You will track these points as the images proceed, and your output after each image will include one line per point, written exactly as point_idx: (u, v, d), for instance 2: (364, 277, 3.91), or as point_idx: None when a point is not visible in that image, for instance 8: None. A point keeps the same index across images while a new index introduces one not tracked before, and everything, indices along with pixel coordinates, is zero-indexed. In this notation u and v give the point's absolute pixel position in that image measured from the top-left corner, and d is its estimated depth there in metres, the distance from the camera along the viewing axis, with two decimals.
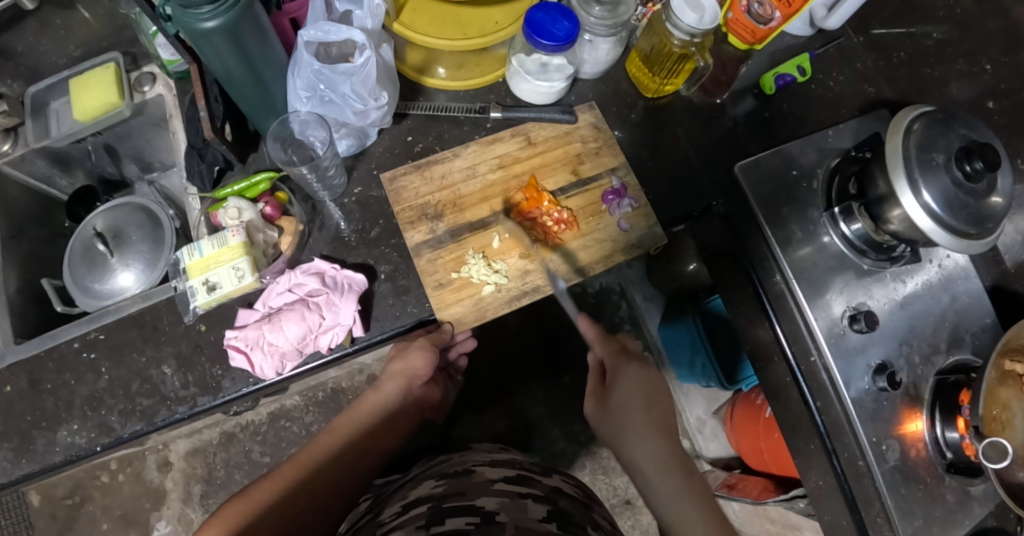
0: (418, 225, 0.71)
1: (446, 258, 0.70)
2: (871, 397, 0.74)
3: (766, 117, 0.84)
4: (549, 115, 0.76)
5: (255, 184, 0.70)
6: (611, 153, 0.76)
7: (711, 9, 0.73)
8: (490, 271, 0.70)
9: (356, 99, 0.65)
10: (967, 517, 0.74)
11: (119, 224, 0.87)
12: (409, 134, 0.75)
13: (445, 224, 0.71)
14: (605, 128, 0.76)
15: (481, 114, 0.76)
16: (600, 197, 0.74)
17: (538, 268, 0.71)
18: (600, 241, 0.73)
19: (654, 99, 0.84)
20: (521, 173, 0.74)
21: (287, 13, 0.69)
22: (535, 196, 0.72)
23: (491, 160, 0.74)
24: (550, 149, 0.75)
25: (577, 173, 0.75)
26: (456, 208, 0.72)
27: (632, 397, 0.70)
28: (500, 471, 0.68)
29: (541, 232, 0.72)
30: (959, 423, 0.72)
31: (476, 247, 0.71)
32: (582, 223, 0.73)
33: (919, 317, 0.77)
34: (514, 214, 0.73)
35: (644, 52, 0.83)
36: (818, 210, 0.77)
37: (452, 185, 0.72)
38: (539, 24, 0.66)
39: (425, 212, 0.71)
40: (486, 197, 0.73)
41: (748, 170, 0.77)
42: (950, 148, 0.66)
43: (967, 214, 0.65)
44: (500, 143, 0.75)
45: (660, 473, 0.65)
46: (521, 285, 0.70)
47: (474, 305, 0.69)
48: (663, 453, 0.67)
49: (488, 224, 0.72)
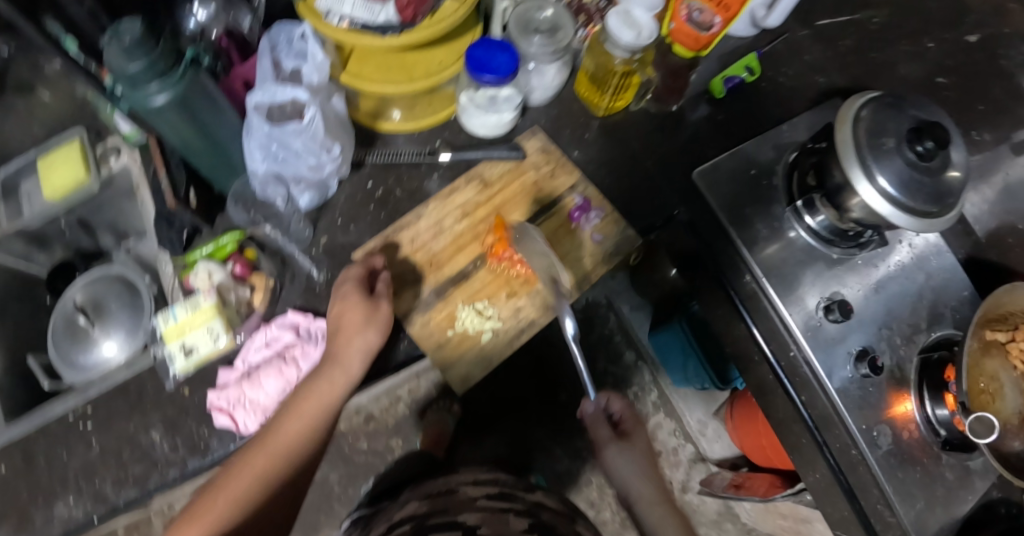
0: (403, 294, 0.71)
1: (437, 317, 0.71)
2: (855, 386, 0.75)
3: (722, 119, 0.85)
4: (498, 153, 0.77)
5: (223, 246, 0.70)
6: (567, 171, 0.77)
7: (648, 25, 0.74)
8: (483, 319, 0.71)
9: (309, 154, 0.67)
10: (969, 493, 0.75)
11: (99, 296, 0.87)
12: (370, 180, 0.76)
13: (428, 282, 0.72)
14: (554, 149, 0.77)
15: (432, 157, 0.77)
16: (567, 217, 0.75)
17: (527, 303, 0.72)
18: (578, 259, 0.74)
19: (604, 116, 0.84)
20: (485, 213, 0.75)
21: (237, 76, 0.72)
22: (505, 235, 0.72)
23: (454, 211, 0.75)
24: (508, 183, 0.76)
25: (538, 201, 0.76)
26: (434, 266, 0.73)
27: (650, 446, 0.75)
28: (484, 489, 0.67)
29: (518, 267, 0.72)
30: (948, 400, 0.73)
31: (464, 299, 0.72)
32: (558, 247, 0.74)
33: (896, 299, 0.78)
34: (489, 259, 0.73)
35: (590, 71, 0.82)
36: (781, 205, 0.78)
37: (423, 246, 0.73)
38: (480, 60, 0.68)
39: (405, 279, 0.72)
40: (459, 248, 0.73)
41: (706, 175, 0.79)
42: (898, 132, 0.68)
43: (925, 195, 0.66)
44: (459, 193, 0.75)
45: (647, 502, 0.69)
46: (516, 323, 0.72)
47: (476, 355, 0.70)
48: (649, 480, 0.71)
49: (467, 274, 0.72)
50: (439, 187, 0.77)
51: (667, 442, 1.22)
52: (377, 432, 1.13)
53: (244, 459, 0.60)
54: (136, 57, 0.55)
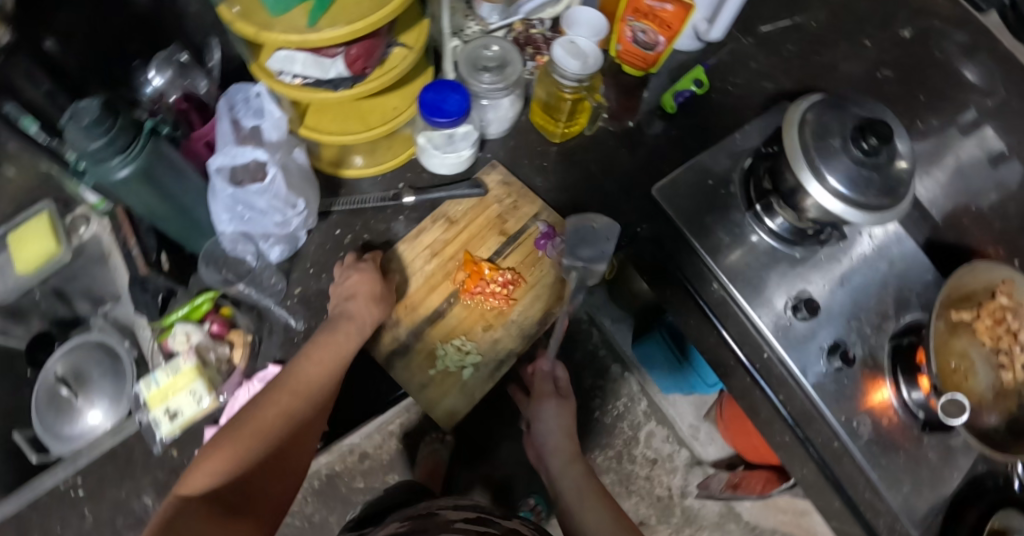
0: (382, 338, 0.74)
1: (417, 359, 0.74)
2: (830, 379, 0.77)
3: (678, 134, 0.87)
4: (460, 192, 0.79)
5: (198, 306, 0.73)
6: (529, 201, 0.80)
7: (592, 54, 0.77)
8: (463, 356, 0.74)
9: (275, 212, 0.69)
10: (953, 470, 0.77)
11: (80, 366, 0.87)
12: (338, 227, 0.78)
13: (405, 325, 0.74)
14: (513, 181, 0.80)
15: (396, 201, 0.79)
16: (534, 245, 0.78)
17: (504, 333, 0.75)
18: (548, 285, 0.77)
19: (560, 142, 0.86)
20: (454, 249, 0.77)
21: (199, 138, 0.73)
22: (474, 271, 0.75)
23: (424, 252, 0.77)
24: (473, 219, 0.79)
25: (505, 233, 0.78)
26: (409, 308, 0.75)
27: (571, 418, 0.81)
28: (463, 513, 0.71)
29: (490, 301, 0.75)
30: (922, 383, 0.75)
31: (441, 337, 0.74)
32: (527, 276, 0.77)
33: (862, 291, 0.81)
34: (462, 294, 0.75)
35: (543, 101, 0.84)
36: (740, 211, 0.81)
37: (397, 290, 0.75)
38: (433, 104, 0.70)
39: (382, 325, 0.74)
40: (432, 287, 0.76)
41: (666, 192, 0.81)
42: (843, 132, 0.70)
43: (874, 190, 0.69)
44: (426, 233, 0.78)
45: (556, 454, 0.77)
46: (495, 355, 0.74)
47: (458, 389, 0.74)
48: (568, 438, 0.78)
49: (442, 312, 0.75)
50: (406, 229, 0.79)
51: (661, 449, 1.22)
52: (373, 468, 1.13)
53: (269, 398, 0.61)
54: (97, 136, 0.56)
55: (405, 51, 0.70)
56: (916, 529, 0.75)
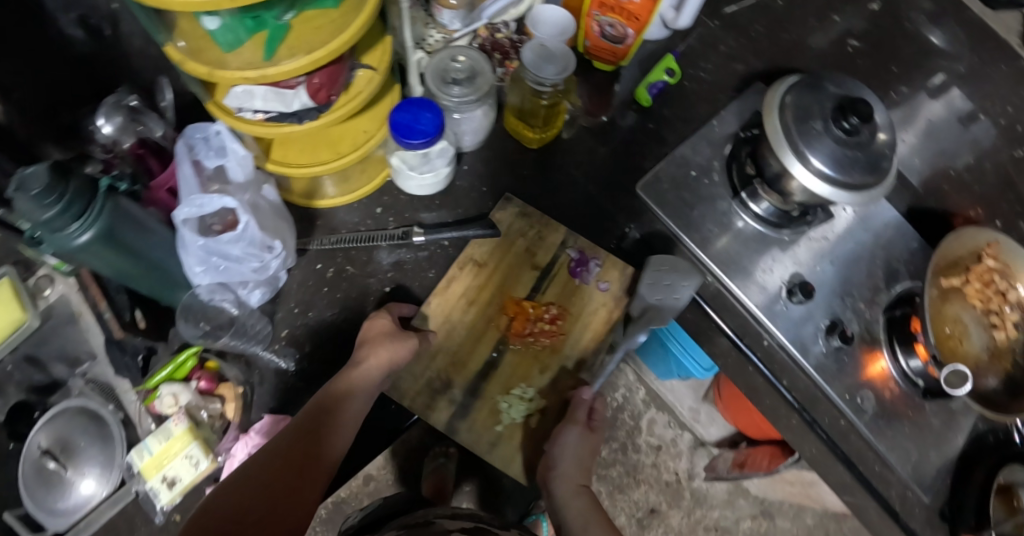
0: (437, 404, 0.71)
1: (480, 417, 0.71)
2: (830, 358, 0.77)
3: (653, 127, 0.85)
4: (474, 233, 0.76)
5: (182, 364, 0.72)
6: (552, 229, 0.78)
7: (563, 56, 0.74)
8: (528, 404, 0.72)
9: (251, 258, 0.66)
10: (956, 432, 0.78)
11: (65, 435, 0.83)
12: (317, 261, 0.75)
13: (458, 386, 0.72)
14: (532, 210, 0.78)
15: (406, 238, 0.76)
16: (569, 274, 0.77)
17: (561, 372, 0.74)
18: (594, 313, 0.76)
19: (535, 148, 0.84)
20: (490, 293, 0.75)
21: (160, 186, 0.71)
22: (519, 312, 0.74)
23: (458, 302, 0.74)
24: (501, 258, 0.77)
25: (536, 266, 0.77)
26: (457, 365, 0.72)
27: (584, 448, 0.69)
28: (460, 523, 0.68)
29: (542, 341, 0.74)
30: (919, 351, 0.76)
31: (501, 391, 0.72)
32: (571, 308, 0.76)
33: (852, 267, 0.81)
34: (511, 341, 0.74)
35: (516, 107, 0.82)
36: (726, 199, 0.80)
37: (441, 349, 0.72)
38: (404, 124, 0.67)
39: (434, 388, 0.71)
40: (475, 339, 0.74)
41: (650, 188, 0.79)
42: (824, 112, 0.69)
43: (859, 168, 0.68)
44: (456, 281, 0.75)
45: (564, 480, 0.67)
46: (558, 396, 0.73)
47: (530, 441, 0.71)
48: (582, 469, 0.69)
49: (494, 363, 0.73)
50: (391, 257, 0.76)
51: (664, 435, 1.23)
52: (379, 490, 1.12)
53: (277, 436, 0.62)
54: (49, 204, 0.52)
55: (369, 73, 0.68)
56: (926, 494, 0.76)
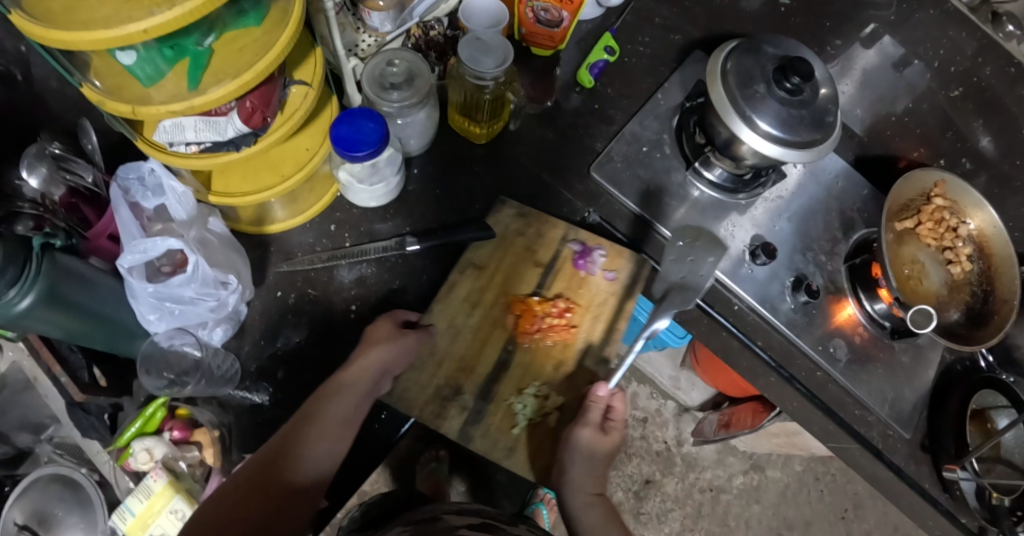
0: (448, 412, 0.70)
1: (495, 421, 0.70)
2: (800, 314, 0.79)
3: (598, 106, 0.84)
4: (468, 236, 0.74)
5: (152, 416, 0.72)
6: (551, 226, 0.77)
7: (500, 48, 0.73)
8: (543, 402, 0.72)
9: (206, 296, 0.63)
10: (925, 367, 0.81)
11: (40, 508, 0.85)
12: (277, 288, 0.73)
13: (469, 391, 0.71)
14: (529, 210, 0.77)
15: (399, 248, 0.74)
16: (573, 266, 0.76)
17: (576, 369, 0.74)
18: (604, 303, 0.75)
19: (484, 144, 0.82)
20: (494, 294, 0.74)
21: (99, 234, 0.67)
22: (525, 310, 0.74)
23: (462, 306, 0.73)
24: (502, 257, 0.75)
25: (539, 262, 0.76)
26: (466, 370, 0.71)
27: (596, 451, 0.68)
28: (467, 518, 0.63)
29: (552, 336, 0.73)
30: (882, 294, 0.78)
31: (513, 391, 0.71)
32: (579, 300, 0.75)
33: (808, 221, 0.82)
34: (520, 340, 0.73)
35: (459, 104, 0.80)
36: (680, 170, 0.80)
37: (447, 354, 0.71)
38: (347, 137, 0.65)
39: (444, 395, 0.70)
40: (482, 341, 0.73)
41: (604, 168, 0.80)
42: (765, 75, 0.70)
43: (805, 126, 0.69)
44: (457, 285, 0.74)
45: (576, 487, 0.67)
46: (574, 393, 0.73)
47: (550, 440, 0.71)
48: (595, 473, 0.68)
49: (504, 364, 0.72)
50: (352, 273, 0.74)
51: (648, 406, 1.26)
52: None
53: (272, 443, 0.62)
54: None
55: (302, 88, 0.65)
56: (906, 429, 0.79)
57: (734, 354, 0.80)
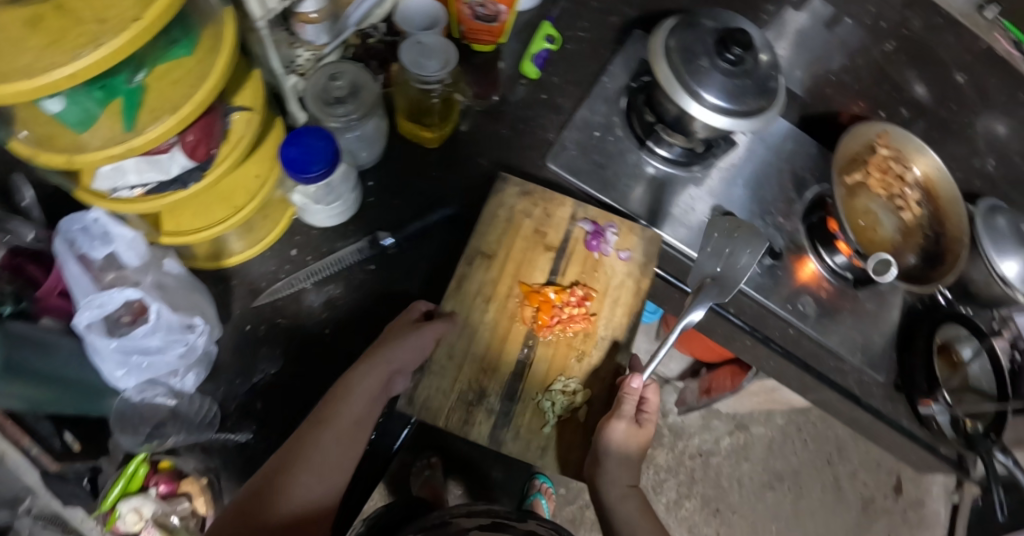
0: (476, 417, 0.67)
1: (524, 422, 0.68)
2: (766, 276, 0.81)
3: (546, 96, 0.84)
4: (441, 213, 0.78)
5: (135, 474, 0.72)
6: (558, 204, 0.76)
7: (442, 48, 0.71)
8: (571, 396, 0.70)
9: (173, 344, 0.62)
10: (887, 310, 0.85)
11: None
12: (245, 322, 0.71)
13: (494, 393, 0.69)
14: (533, 188, 0.76)
15: (375, 244, 0.75)
16: (587, 248, 0.75)
17: (601, 358, 0.71)
18: (621, 286, 0.74)
19: (435, 148, 0.80)
20: (507, 285, 0.72)
21: (51, 290, 0.63)
22: (542, 301, 0.71)
23: (477, 300, 0.71)
24: (510, 246, 0.74)
25: (552, 248, 0.74)
26: (489, 371, 0.69)
27: (630, 447, 0.66)
28: (477, 520, 0.62)
29: (571, 329, 0.71)
30: (841, 247, 0.80)
31: (540, 389, 0.69)
32: (595, 285, 0.73)
33: (762, 185, 0.84)
34: (538, 335, 0.71)
35: (407, 110, 0.79)
36: (634, 151, 0.81)
37: (466, 357, 0.69)
38: (298, 160, 0.63)
39: (469, 400, 0.68)
40: (502, 336, 0.70)
41: (560, 158, 0.79)
42: (708, 49, 0.70)
43: (750, 95, 0.70)
44: (469, 278, 0.72)
45: (613, 483, 0.65)
46: (604, 384, 0.71)
47: (583, 435, 0.69)
48: (631, 467, 0.66)
49: (527, 361, 0.70)
50: (320, 296, 0.73)
51: None
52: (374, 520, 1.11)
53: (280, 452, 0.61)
54: None
55: (246, 114, 0.62)
56: (879, 371, 0.83)
57: (709, 323, 0.81)
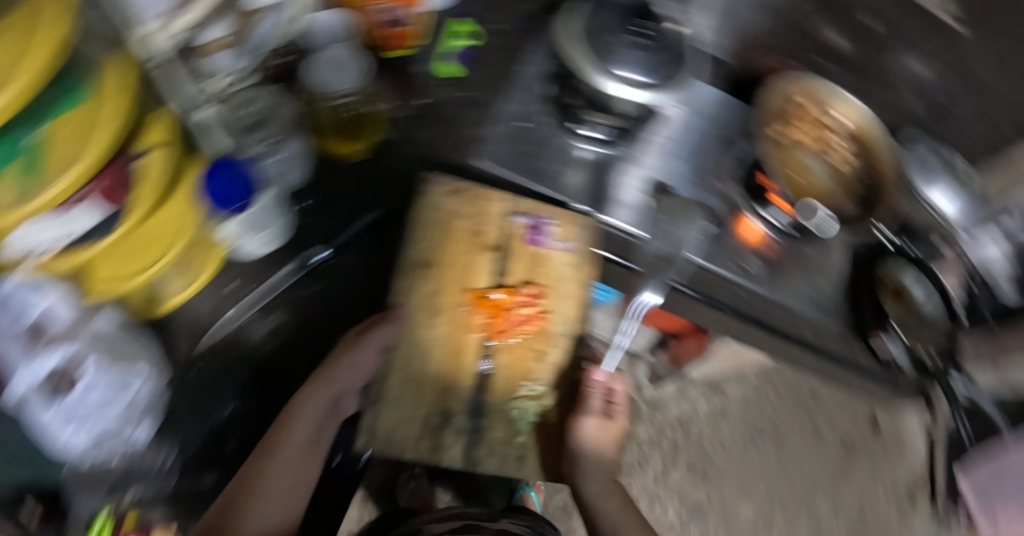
0: (444, 439, 0.67)
1: (494, 436, 0.68)
2: (709, 242, 0.83)
3: (471, 92, 0.83)
4: (359, 223, 0.81)
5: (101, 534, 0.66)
6: (489, 200, 0.75)
7: (354, 60, 0.72)
8: (538, 401, 0.69)
9: (119, 390, 0.65)
10: (832, 259, 0.87)
11: None
12: (194, 362, 0.75)
13: (459, 412, 0.67)
14: (464, 187, 0.76)
15: (302, 268, 0.79)
16: (528, 244, 0.74)
17: (562, 354, 0.71)
18: (567, 278, 0.73)
19: (364, 160, 0.80)
20: (452, 295, 0.70)
21: None
22: (495, 307, 0.70)
23: (427, 314, 0.69)
24: (451, 253, 0.72)
25: (494, 249, 0.73)
26: (451, 387, 0.68)
27: (604, 446, 0.68)
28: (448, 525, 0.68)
29: (527, 329, 0.70)
30: (784, 205, 0.79)
31: (507, 398, 0.68)
32: (543, 279, 0.73)
33: (695, 153, 0.86)
34: (497, 341, 0.69)
35: (331, 125, 0.77)
36: (557, 135, 0.81)
37: (426, 377, 0.68)
38: (220, 192, 0.61)
39: (435, 423, 0.67)
40: (460, 347, 0.69)
41: (484, 153, 0.80)
42: (617, 27, 0.71)
43: (664, 68, 0.71)
44: (416, 291, 0.70)
45: (591, 480, 0.69)
46: (568, 380, 0.71)
47: (557, 436, 0.69)
48: (607, 463, 0.69)
49: (488, 373, 0.68)
50: (265, 326, 0.79)
51: None
52: None
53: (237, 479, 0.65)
54: None
55: (159, 153, 0.60)
56: (830, 318, 0.85)
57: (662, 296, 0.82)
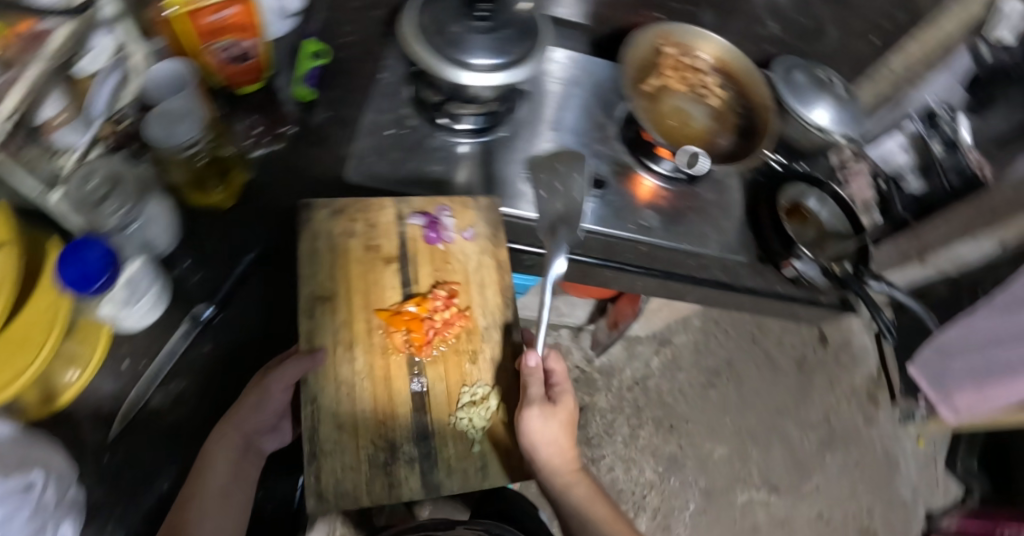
0: (399, 474, 0.63)
1: (448, 454, 0.65)
2: (606, 205, 0.84)
3: (332, 115, 0.84)
4: (239, 264, 0.76)
5: None
6: (378, 211, 0.73)
7: (189, 108, 0.67)
8: (483, 404, 0.67)
9: (16, 512, 0.53)
10: (727, 194, 0.89)
11: None
12: (103, 451, 0.65)
13: (404, 441, 0.64)
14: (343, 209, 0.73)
15: (196, 324, 0.72)
16: (429, 245, 0.72)
17: (492, 345, 0.70)
18: (479, 267, 0.73)
19: (231, 207, 0.77)
20: (364, 320, 0.67)
21: None
22: (408, 321, 0.68)
23: (344, 351, 0.66)
24: (348, 280, 0.69)
25: (397, 264, 0.71)
26: (389, 416, 0.65)
27: (558, 435, 0.64)
28: None
29: (451, 334, 0.69)
30: (664, 152, 0.82)
31: (449, 411, 0.66)
32: (453, 275, 0.72)
33: (575, 121, 0.89)
34: (421, 357, 0.67)
35: (187, 183, 0.73)
36: (436, 135, 0.85)
37: (358, 419, 0.64)
38: (80, 277, 0.55)
39: (382, 461, 0.63)
40: (387, 376, 0.66)
41: (361, 169, 0.82)
42: (456, 15, 0.70)
43: (513, 44, 0.70)
44: (322, 330, 0.67)
45: (551, 472, 0.66)
46: (507, 371, 0.69)
47: (510, 434, 0.67)
48: (565, 450, 0.66)
49: (422, 392, 0.66)
50: (165, 395, 0.70)
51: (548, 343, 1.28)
52: None
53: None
54: None
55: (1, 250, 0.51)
56: (740, 250, 0.87)
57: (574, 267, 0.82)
